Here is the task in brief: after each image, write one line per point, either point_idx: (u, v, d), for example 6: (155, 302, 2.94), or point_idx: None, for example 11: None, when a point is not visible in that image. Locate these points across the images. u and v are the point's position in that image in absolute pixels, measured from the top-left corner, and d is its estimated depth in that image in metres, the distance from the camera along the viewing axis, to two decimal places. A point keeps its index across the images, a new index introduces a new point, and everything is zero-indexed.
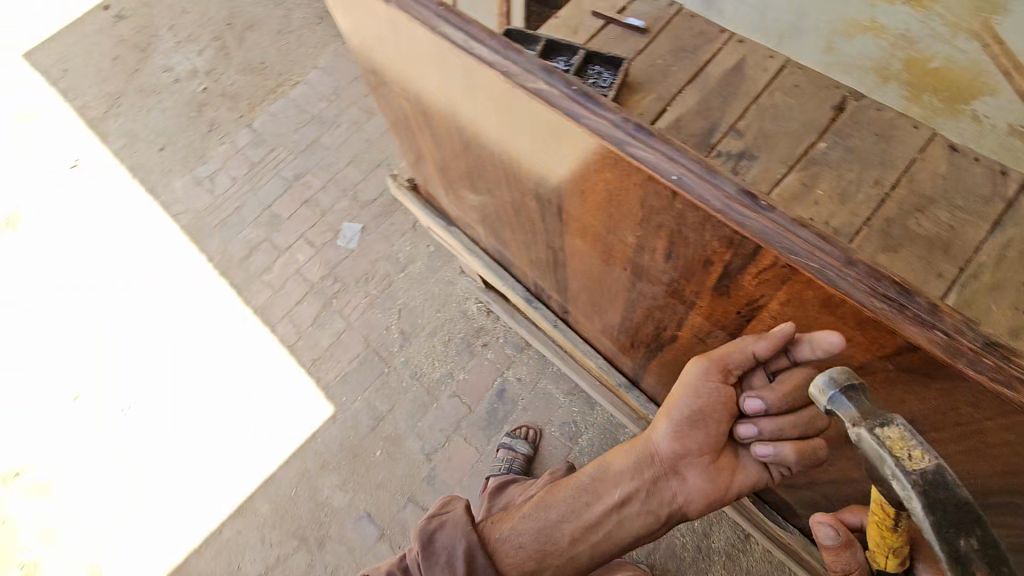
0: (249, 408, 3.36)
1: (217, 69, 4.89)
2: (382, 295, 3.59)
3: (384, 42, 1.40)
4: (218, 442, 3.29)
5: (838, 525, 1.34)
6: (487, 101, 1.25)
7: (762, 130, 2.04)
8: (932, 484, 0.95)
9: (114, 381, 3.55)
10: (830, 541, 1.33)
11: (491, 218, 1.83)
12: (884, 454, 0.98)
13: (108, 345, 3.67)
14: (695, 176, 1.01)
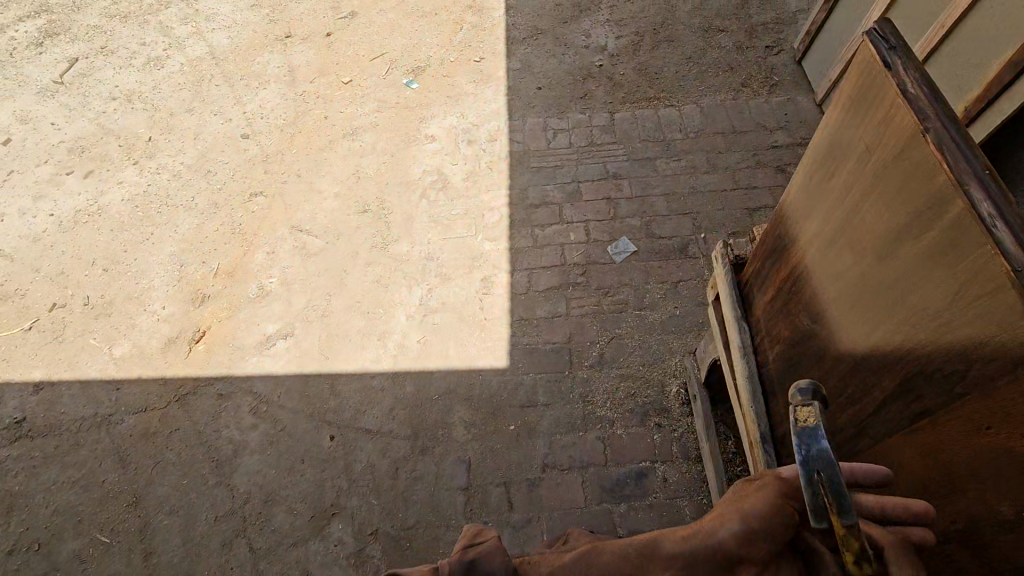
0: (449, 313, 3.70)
1: (622, 55, 5.35)
2: (610, 315, 3.66)
3: (862, 146, 1.29)
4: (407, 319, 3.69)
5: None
6: (941, 266, 1.04)
7: None
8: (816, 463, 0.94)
9: (390, 216, 4.21)
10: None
11: (804, 356, 1.63)
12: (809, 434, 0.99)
13: (402, 190, 4.36)
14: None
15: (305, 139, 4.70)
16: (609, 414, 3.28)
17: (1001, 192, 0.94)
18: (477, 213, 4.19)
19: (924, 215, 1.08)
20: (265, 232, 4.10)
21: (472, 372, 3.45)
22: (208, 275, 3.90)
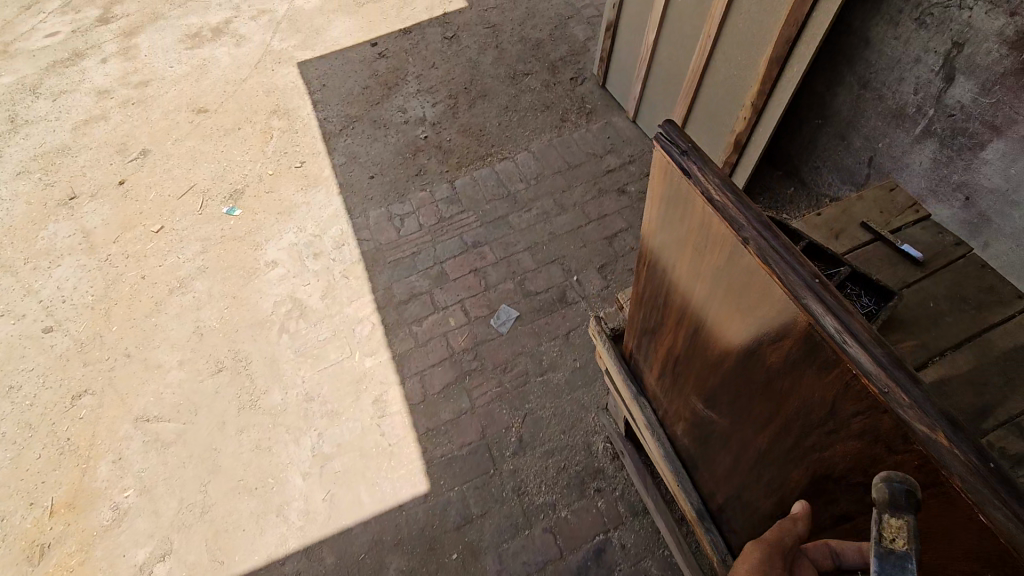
0: (345, 452, 3.33)
1: (442, 122, 5.34)
2: (515, 392, 3.50)
3: (692, 246, 1.24)
4: (301, 478, 3.25)
5: None
6: (813, 378, 1.01)
7: None
8: None
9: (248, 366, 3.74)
10: None
11: (710, 438, 1.58)
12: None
13: (255, 332, 3.90)
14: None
15: (124, 310, 4.08)
16: (548, 499, 3.09)
17: (845, 308, 0.93)
18: (345, 330, 3.87)
19: (781, 328, 1.04)
20: (102, 438, 3.46)
21: (393, 510, 3.11)
22: (41, 519, 3.19)
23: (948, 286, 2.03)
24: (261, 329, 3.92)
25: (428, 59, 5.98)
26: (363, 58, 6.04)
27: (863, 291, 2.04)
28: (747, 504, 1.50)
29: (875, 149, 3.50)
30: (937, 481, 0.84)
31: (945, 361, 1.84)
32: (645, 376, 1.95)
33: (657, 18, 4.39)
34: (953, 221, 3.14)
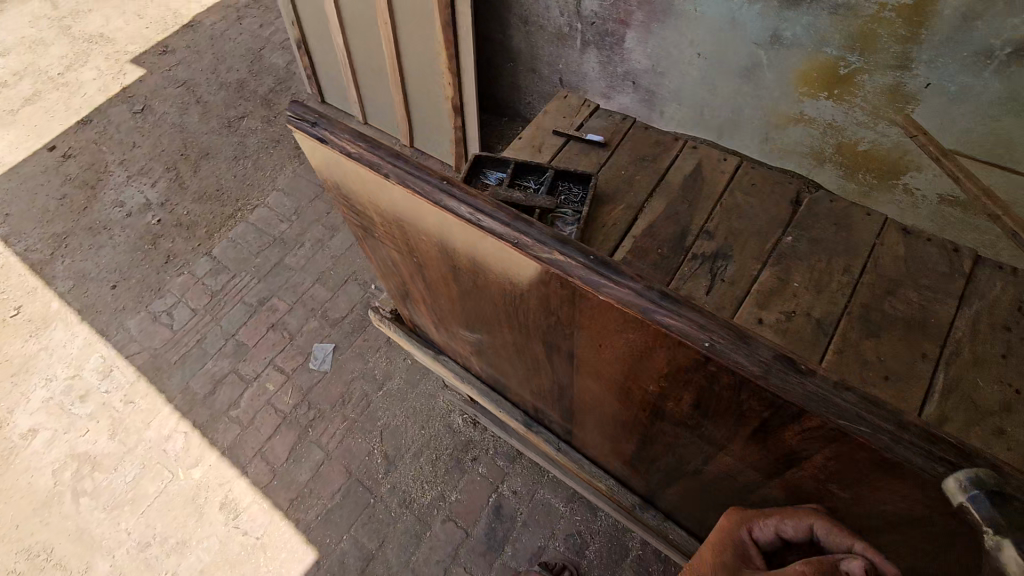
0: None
1: (171, 198, 4.83)
2: (362, 416, 3.43)
3: (372, 206, 1.49)
4: None
5: None
6: (495, 259, 1.28)
7: (730, 228, 2.16)
8: None
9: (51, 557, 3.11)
10: None
11: (487, 351, 1.87)
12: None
13: (45, 516, 3.25)
14: (693, 329, 1.07)
15: None
16: (434, 492, 3.11)
17: (466, 196, 1.22)
18: (157, 456, 3.41)
19: (451, 236, 1.32)
20: None
21: None
22: None
23: (629, 152, 2.47)
24: (50, 508, 3.28)
25: (125, 140, 5.32)
26: (44, 166, 5.18)
27: (571, 183, 2.38)
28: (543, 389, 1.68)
29: (559, 71, 4.00)
30: (571, 290, 1.18)
31: (648, 209, 2.24)
32: (430, 335, 2.21)
33: (336, 21, 4.42)
34: (636, 103, 3.75)
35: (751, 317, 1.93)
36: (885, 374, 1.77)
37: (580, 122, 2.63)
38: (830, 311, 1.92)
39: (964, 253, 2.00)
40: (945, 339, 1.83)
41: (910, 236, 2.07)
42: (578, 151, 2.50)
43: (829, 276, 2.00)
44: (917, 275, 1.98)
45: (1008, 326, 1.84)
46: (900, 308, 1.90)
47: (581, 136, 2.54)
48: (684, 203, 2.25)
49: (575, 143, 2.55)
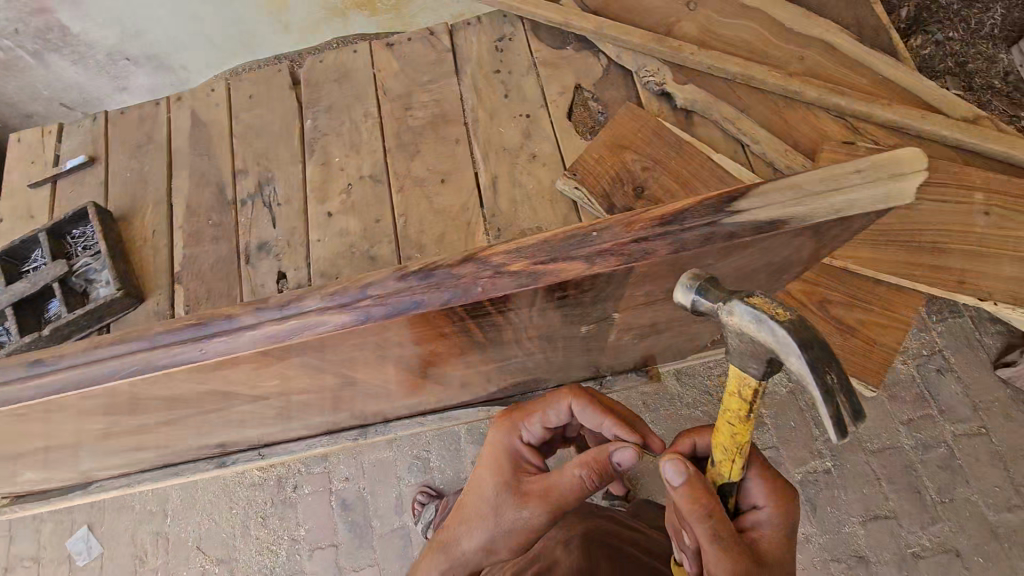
0: None
1: None
2: (169, 555, 2.85)
3: None
4: None
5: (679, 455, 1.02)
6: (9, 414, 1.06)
7: (256, 152, 2.01)
8: (756, 342, 0.81)
9: None
10: (680, 483, 0.99)
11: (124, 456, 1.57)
12: (749, 326, 0.80)
13: None
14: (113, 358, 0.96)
15: None
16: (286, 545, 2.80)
17: None
18: None
19: None
20: None
21: None
22: None
23: (122, 142, 2.09)
24: None
25: None
26: None
27: (77, 227, 1.96)
28: (170, 449, 1.54)
29: None
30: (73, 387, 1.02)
31: (176, 193, 1.99)
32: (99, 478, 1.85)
33: None
34: (150, 76, 2.87)
35: (322, 217, 1.90)
36: (441, 181, 1.90)
37: (53, 153, 2.13)
38: (376, 162, 1.94)
39: (439, 32, 2.07)
40: (464, 116, 1.97)
41: (395, 46, 2.08)
42: (71, 188, 2.05)
43: (359, 133, 1.98)
44: (423, 80, 2.03)
45: (497, 70, 2.00)
46: (422, 116, 1.98)
47: (61, 168, 2.07)
48: (202, 160, 2.02)
49: (62, 180, 2.07)
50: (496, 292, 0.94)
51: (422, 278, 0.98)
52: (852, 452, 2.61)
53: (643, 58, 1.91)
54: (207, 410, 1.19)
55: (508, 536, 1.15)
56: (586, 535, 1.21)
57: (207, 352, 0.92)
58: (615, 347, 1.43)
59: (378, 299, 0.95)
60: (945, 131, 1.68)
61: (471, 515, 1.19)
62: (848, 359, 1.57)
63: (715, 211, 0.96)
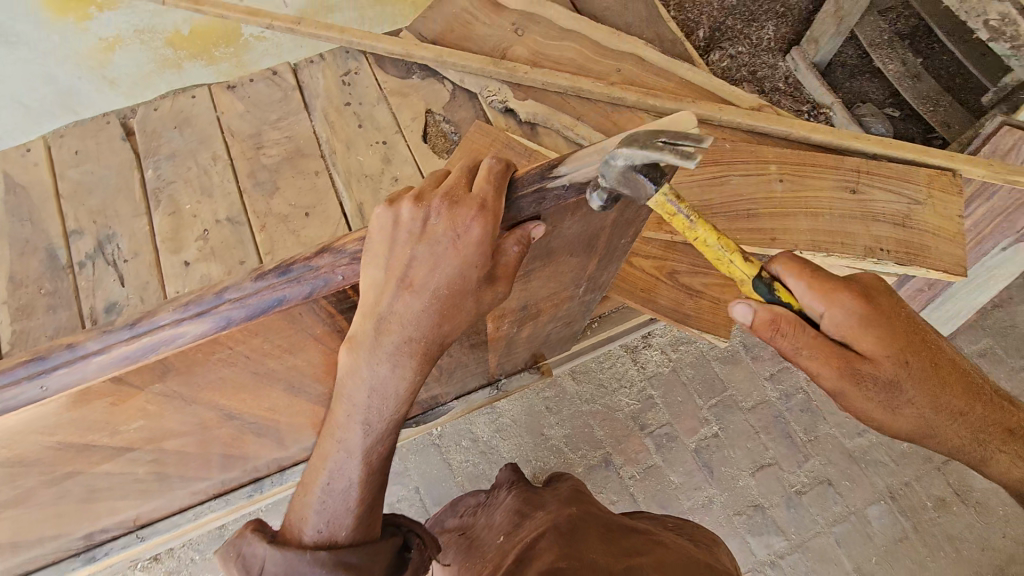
0: None
1: None
2: None
3: None
4: None
5: (749, 296, 1.15)
6: None
7: (89, 209, 1.85)
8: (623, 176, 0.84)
9: None
10: (752, 317, 1.13)
11: None
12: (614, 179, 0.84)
13: None
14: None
15: None
16: None
17: None
18: None
19: None
20: None
21: None
22: None
23: None
24: None
25: None
26: None
27: None
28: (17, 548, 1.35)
29: None
30: None
31: None
32: None
33: None
34: None
35: (178, 267, 1.79)
36: (304, 214, 1.88)
37: None
38: (231, 203, 1.88)
39: (281, 71, 2.08)
40: (320, 149, 1.99)
41: (238, 88, 2.05)
42: None
43: (209, 178, 1.91)
44: (273, 118, 2.01)
45: (348, 102, 2.05)
46: (276, 153, 1.96)
47: None
48: (22, 225, 1.82)
49: None
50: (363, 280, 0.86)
51: (280, 272, 0.83)
52: (729, 411, 2.93)
53: (484, 79, 2.08)
54: (58, 479, 1.07)
55: (393, 413, 0.94)
56: (567, 517, 1.25)
57: (45, 390, 0.79)
58: (499, 341, 1.52)
59: (236, 301, 0.81)
60: (739, 119, 2.01)
61: (348, 396, 0.93)
62: (700, 317, 1.79)
63: (543, 179, 0.85)
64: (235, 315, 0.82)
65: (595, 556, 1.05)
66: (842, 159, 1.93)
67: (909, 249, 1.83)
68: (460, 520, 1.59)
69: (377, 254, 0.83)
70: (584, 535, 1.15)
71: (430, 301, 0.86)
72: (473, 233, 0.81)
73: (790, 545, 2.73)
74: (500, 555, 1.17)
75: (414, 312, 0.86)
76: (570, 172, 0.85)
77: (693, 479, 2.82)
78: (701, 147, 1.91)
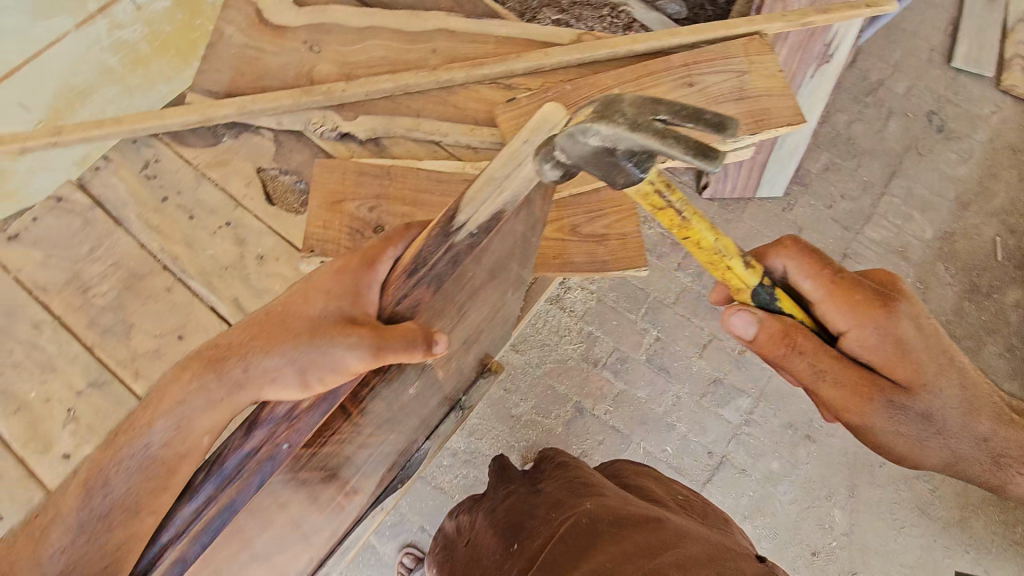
0: None
1: None
2: None
3: None
4: None
5: (746, 309, 1.25)
6: None
7: None
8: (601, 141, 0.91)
9: None
10: (751, 327, 1.23)
11: None
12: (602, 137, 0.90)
13: None
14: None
15: None
16: None
17: None
18: None
19: None
20: None
21: None
22: None
23: None
24: None
25: None
26: None
27: None
28: None
29: None
30: None
31: None
32: None
33: None
34: None
35: (61, 464, 1.62)
36: (178, 338, 1.70)
37: None
38: (85, 367, 1.67)
39: (65, 194, 1.81)
40: (157, 261, 1.76)
41: (21, 235, 1.77)
42: None
43: (43, 355, 1.68)
44: (84, 252, 1.76)
45: (165, 196, 1.82)
46: (108, 287, 1.73)
47: None
48: None
49: None
50: (304, 423, 1.05)
51: (260, 455, 1.00)
52: (664, 304, 3.10)
53: (305, 112, 1.89)
54: None
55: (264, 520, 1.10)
56: (557, 502, 1.28)
57: None
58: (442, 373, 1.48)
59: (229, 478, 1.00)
60: (566, 56, 2.00)
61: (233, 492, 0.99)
62: (617, 259, 1.81)
63: (449, 235, 1.03)
64: (211, 492, 0.99)
65: (595, 500, 1.17)
66: (669, 59, 1.99)
67: (756, 117, 1.93)
68: (452, 546, 1.56)
69: (279, 337, 1.05)
70: (582, 494, 1.25)
71: (349, 366, 1.02)
72: (407, 326, 1.06)
73: (753, 399, 2.94)
74: (501, 536, 1.25)
75: (337, 360, 1.02)
76: (468, 218, 1.03)
77: (655, 387, 2.97)
78: (544, 98, 1.88)
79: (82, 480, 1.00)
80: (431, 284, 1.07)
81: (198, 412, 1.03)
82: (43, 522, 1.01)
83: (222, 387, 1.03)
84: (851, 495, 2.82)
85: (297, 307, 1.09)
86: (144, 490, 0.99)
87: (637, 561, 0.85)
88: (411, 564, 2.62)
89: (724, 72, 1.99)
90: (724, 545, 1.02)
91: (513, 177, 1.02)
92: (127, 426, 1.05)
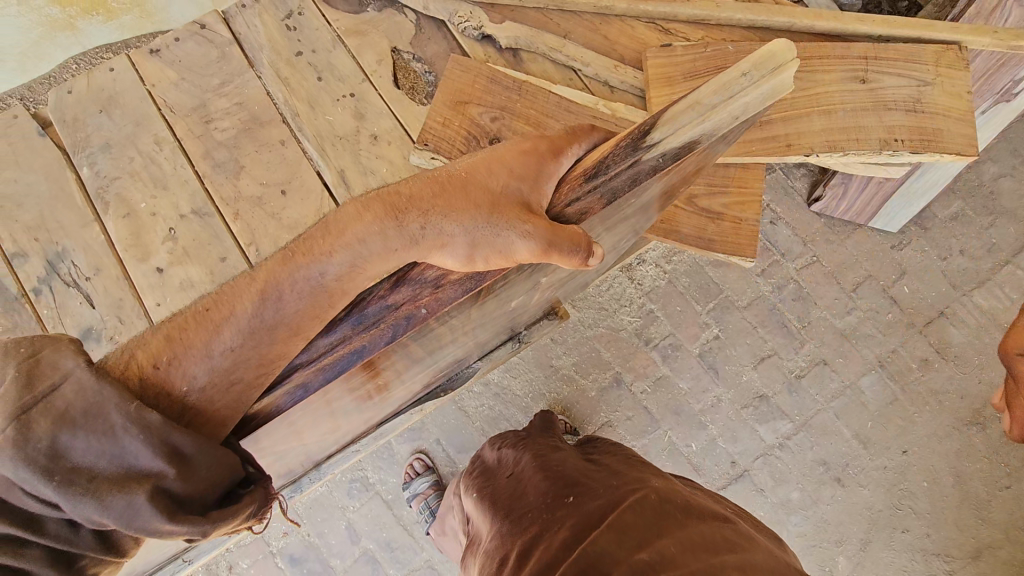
0: None
1: None
2: None
3: None
4: None
5: None
6: None
7: (29, 226, 1.77)
8: None
9: None
10: None
11: None
12: None
13: None
14: (112, 447, 0.87)
15: None
16: None
17: None
18: None
19: None
20: None
21: None
22: None
23: None
24: None
25: None
26: None
27: None
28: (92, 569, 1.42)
29: None
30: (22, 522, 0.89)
31: None
32: None
33: None
34: None
35: (152, 276, 1.75)
36: (280, 192, 1.79)
37: None
38: (192, 194, 1.79)
39: (210, 24, 1.87)
40: (279, 112, 1.83)
41: (161, 51, 1.86)
42: None
43: (159, 171, 1.80)
44: (216, 84, 1.84)
45: (299, 51, 1.86)
46: (228, 125, 1.82)
47: None
48: None
49: None
50: (444, 296, 1.16)
51: (404, 316, 1.12)
52: (745, 298, 2.75)
53: (453, 3, 1.83)
54: None
55: None
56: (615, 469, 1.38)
57: (201, 377, 0.98)
58: (515, 298, 1.46)
59: (378, 328, 1.10)
60: (739, 14, 1.80)
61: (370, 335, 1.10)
62: (724, 242, 1.73)
63: (637, 149, 1.07)
64: (348, 331, 1.08)
65: (658, 480, 1.28)
66: (850, 45, 1.73)
67: (923, 135, 1.69)
68: (492, 466, 1.69)
69: (459, 203, 1.08)
70: (636, 470, 1.36)
71: (512, 253, 1.08)
72: (576, 231, 1.08)
73: (795, 426, 2.66)
74: (551, 481, 1.37)
75: (504, 245, 1.07)
76: (661, 140, 1.07)
77: (702, 383, 2.70)
78: (701, 54, 1.70)
79: (259, 286, 1.03)
80: (605, 195, 1.11)
81: (372, 257, 1.06)
82: (200, 314, 1.01)
83: (399, 238, 1.06)
84: (863, 549, 2.55)
85: (479, 177, 1.11)
86: (309, 315, 1.04)
87: (700, 555, 1.01)
88: (418, 470, 2.57)
89: (906, 76, 1.72)
90: (789, 561, 1.12)
91: (723, 107, 1.04)
92: (305, 248, 1.06)
